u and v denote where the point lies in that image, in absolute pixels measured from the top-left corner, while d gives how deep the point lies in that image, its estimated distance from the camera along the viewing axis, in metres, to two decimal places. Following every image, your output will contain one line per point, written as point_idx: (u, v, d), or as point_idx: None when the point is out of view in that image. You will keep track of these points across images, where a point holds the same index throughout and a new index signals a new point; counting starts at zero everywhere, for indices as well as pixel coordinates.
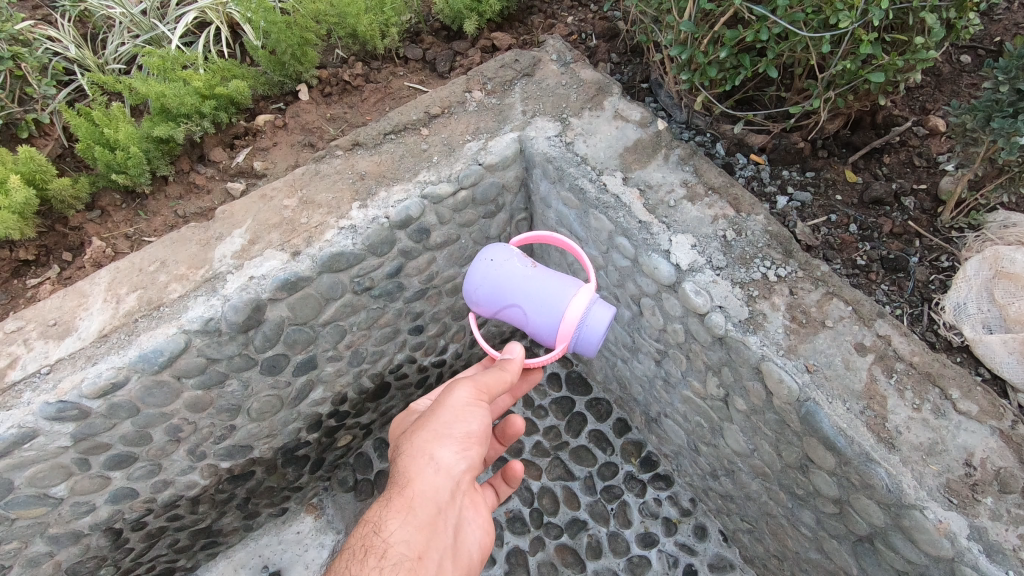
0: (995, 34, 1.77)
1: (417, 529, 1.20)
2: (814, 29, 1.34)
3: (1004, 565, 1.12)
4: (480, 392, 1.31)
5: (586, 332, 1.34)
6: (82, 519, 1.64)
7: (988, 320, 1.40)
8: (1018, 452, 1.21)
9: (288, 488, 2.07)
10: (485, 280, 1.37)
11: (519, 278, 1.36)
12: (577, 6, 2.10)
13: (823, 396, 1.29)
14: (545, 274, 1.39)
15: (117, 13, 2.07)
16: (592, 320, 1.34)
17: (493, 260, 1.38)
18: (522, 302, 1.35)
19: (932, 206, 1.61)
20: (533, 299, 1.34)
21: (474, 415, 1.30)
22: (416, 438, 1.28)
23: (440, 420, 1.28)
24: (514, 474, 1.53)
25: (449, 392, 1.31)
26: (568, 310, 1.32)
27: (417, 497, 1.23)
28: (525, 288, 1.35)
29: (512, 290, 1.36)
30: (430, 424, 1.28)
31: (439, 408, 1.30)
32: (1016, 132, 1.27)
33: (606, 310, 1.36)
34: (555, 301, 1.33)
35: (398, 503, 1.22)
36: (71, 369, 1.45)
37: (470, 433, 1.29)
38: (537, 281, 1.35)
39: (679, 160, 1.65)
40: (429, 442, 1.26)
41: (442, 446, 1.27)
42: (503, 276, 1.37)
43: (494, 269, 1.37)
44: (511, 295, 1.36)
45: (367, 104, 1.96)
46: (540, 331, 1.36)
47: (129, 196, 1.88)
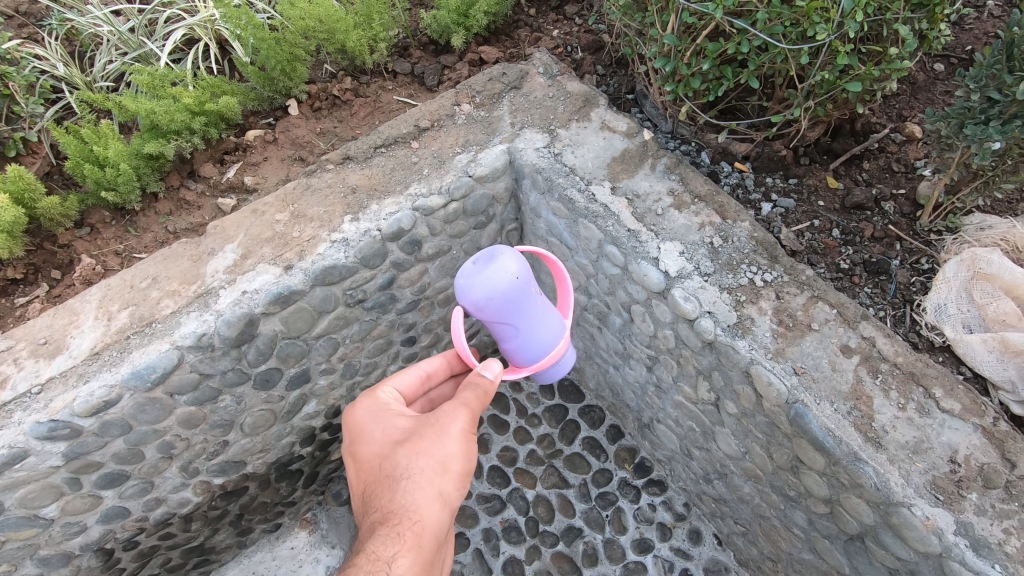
0: (966, 43, 1.84)
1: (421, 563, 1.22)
2: (792, 41, 1.37)
3: (991, 559, 1.15)
4: (475, 423, 1.35)
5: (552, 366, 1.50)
6: (74, 540, 1.62)
7: (968, 321, 1.44)
8: (1001, 448, 1.24)
9: (282, 503, 2.05)
10: (504, 297, 1.29)
11: (530, 302, 1.34)
12: (562, 20, 2.15)
13: (811, 398, 1.31)
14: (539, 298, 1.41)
15: (105, 32, 2.08)
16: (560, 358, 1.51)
17: (518, 277, 1.28)
18: (520, 326, 1.37)
19: (911, 211, 1.66)
20: (529, 325, 1.37)
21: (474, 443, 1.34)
22: (421, 469, 1.27)
23: (446, 454, 1.29)
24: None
25: (449, 419, 1.32)
26: (557, 348, 1.43)
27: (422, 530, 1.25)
28: (526, 312, 1.35)
29: (520, 313, 1.34)
30: (438, 458, 1.28)
31: (443, 437, 1.31)
32: (987, 139, 1.31)
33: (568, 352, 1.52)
34: (550, 338, 1.42)
35: (409, 541, 1.23)
36: (62, 388, 1.43)
37: (468, 464, 1.33)
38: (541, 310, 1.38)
39: (666, 169, 1.68)
40: (438, 477, 1.27)
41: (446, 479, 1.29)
42: (520, 297, 1.32)
43: (516, 288, 1.29)
44: (516, 317, 1.35)
45: (357, 118, 1.98)
46: (522, 356, 1.43)
47: (118, 213, 1.88)
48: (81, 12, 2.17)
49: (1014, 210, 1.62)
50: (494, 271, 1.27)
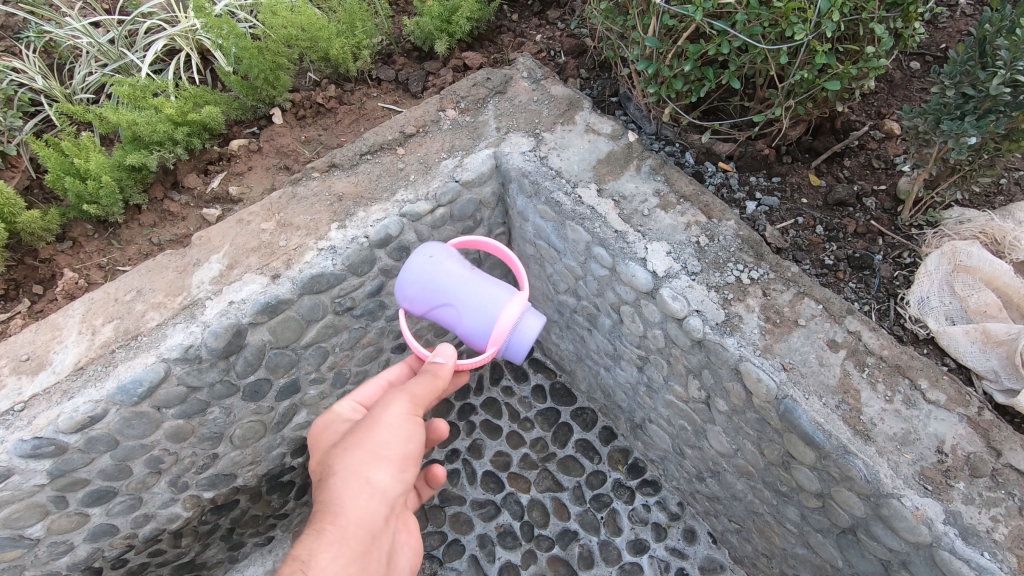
0: (940, 42, 1.87)
1: (348, 565, 1.18)
2: (772, 41, 1.40)
3: (980, 547, 1.16)
4: (414, 406, 1.33)
5: (518, 338, 1.44)
6: (61, 559, 1.59)
7: (951, 313, 1.47)
8: (987, 437, 1.26)
9: (274, 515, 2.02)
10: (439, 270, 1.45)
11: (469, 282, 1.43)
12: (545, 25, 2.16)
13: (800, 393, 1.33)
14: (479, 279, 1.46)
15: (83, 43, 2.06)
16: (534, 320, 1.46)
17: (432, 259, 1.46)
18: (471, 308, 1.42)
19: (892, 206, 1.68)
20: (467, 304, 1.42)
21: (415, 433, 1.34)
22: (351, 460, 1.27)
23: (377, 441, 1.28)
24: (436, 478, 1.58)
25: (388, 405, 1.32)
26: (504, 313, 1.40)
27: (348, 527, 1.22)
28: (460, 293, 1.43)
29: (457, 288, 1.43)
30: (369, 445, 1.28)
31: (377, 425, 1.30)
32: (964, 134, 1.33)
33: (539, 320, 1.47)
34: (492, 303, 1.41)
35: (331, 533, 1.20)
36: (45, 404, 1.41)
37: (404, 453, 1.30)
38: (482, 285, 1.43)
39: (651, 170, 1.69)
40: (365, 464, 1.26)
41: (377, 467, 1.26)
42: (454, 274, 1.44)
43: (448, 265, 1.46)
44: (454, 293, 1.43)
45: (341, 125, 1.97)
46: (474, 332, 1.43)
47: (101, 226, 1.86)
48: (59, 24, 2.15)
49: (992, 203, 1.65)
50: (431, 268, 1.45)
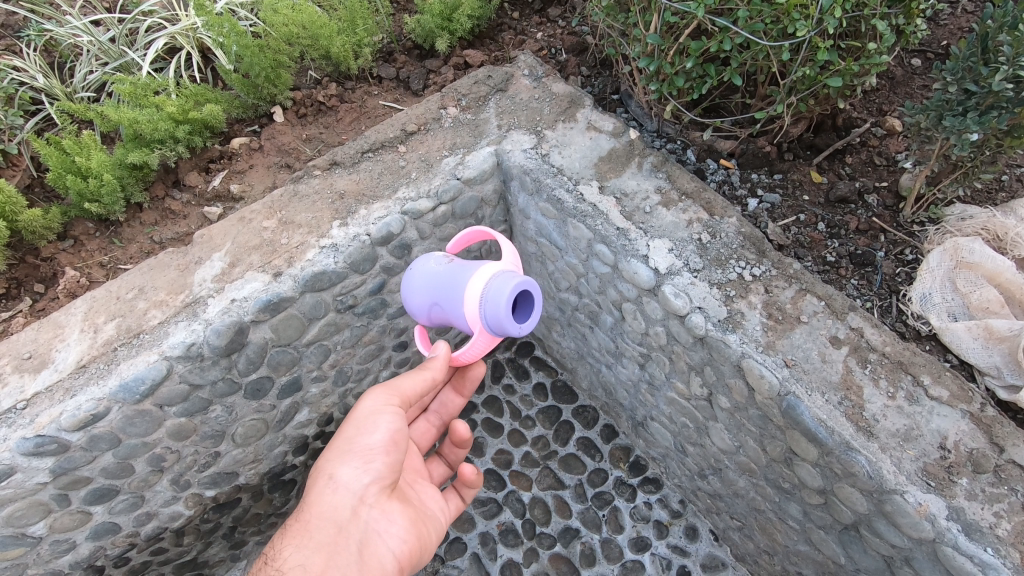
0: (941, 38, 1.88)
1: (314, 553, 1.35)
2: (774, 38, 1.40)
3: (983, 543, 1.16)
4: (388, 399, 1.48)
5: (490, 300, 1.32)
6: (63, 557, 1.59)
7: (953, 309, 1.47)
8: (989, 433, 1.26)
9: (275, 514, 2.03)
10: (414, 275, 1.48)
11: (440, 274, 1.44)
12: (546, 23, 2.16)
13: (802, 389, 1.33)
14: (458, 264, 1.45)
15: (84, 42, 2.06)
16: (504, 280, 1.33)
17: (410, 269, 1.51)
18: (446, 298, 1.41)
19: (894, 203, 1.68)
20: (444, 290, 1.42)
21: (379, 426, 1.45)
22: (326, 459, 1.45)
23: (345, 437, 1.46)
24: (469, 478, 1.65)
25: (361, 403, 1.49)
26: (470, 286, 1.36)
27: (318, 520, 1.39)
28: (439, 282, 1.44)
29: (432, 286, 1.44)
30: (339, 442, 1.46)
31: (349, 423, 1.47)
32: (966, 130, 1.33)
33: (515, 281, 1.33)
34: (459, 283, 1.38)
35: (300, 527, 1.39)
36: (48, 402, 1.41)
37: (371, 444, 1.44)
38: (451, 271, 1.43)
39: (652, 167, 1.69)
40: (333, 460, 1.43)
41: (343, 462, 1.42)
42: (428, 273, 1.46)
43: (422, 266, 1.48)
44: (430, 294, 1.44)
45: (343, 123, 1.97)
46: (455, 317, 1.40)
47: (102, 224, 1.86)
48: (60, 23, 2.15)
49: (993, 199, 1.65)
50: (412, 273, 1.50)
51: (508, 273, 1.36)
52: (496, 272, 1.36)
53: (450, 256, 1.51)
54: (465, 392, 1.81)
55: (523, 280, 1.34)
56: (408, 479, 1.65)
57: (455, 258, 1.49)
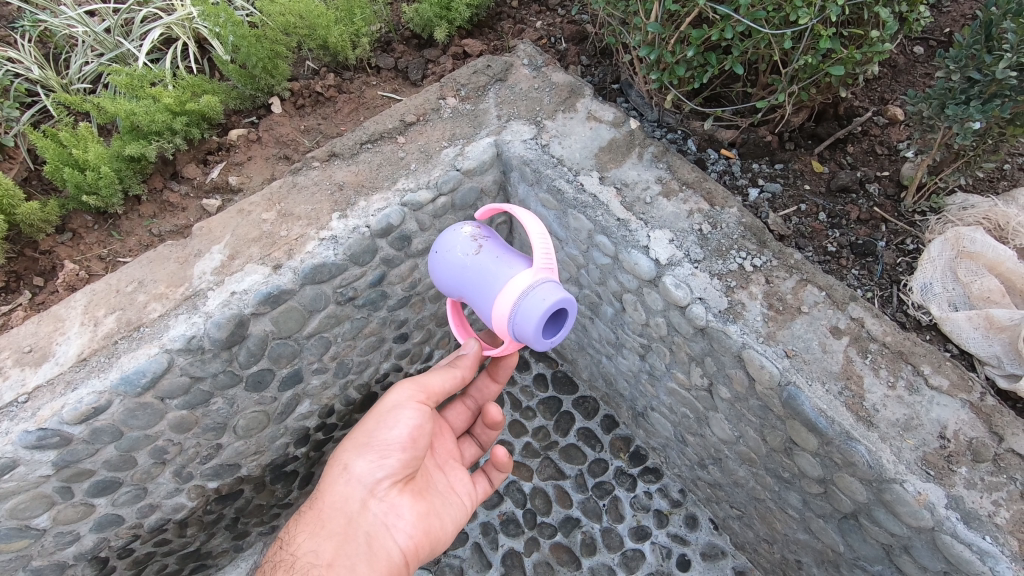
0: (944, 26, 1.86)
1: (326, 540, 1.42)
2: (776, 26, 1.39)
3: (981, 531, 1.17)
4: (414, 394, 1.47)
5: (518, 321, 1.26)
6: (67, 549, 1.61)
7: (954, 299, 1.47)
8: (989, 422, 1.26)
9: (278, 505, 2.04)
10: (441, 267, 1.41)
11: (468, 273, 1.36)
12: (545, 11, 2.13)
13: (803, 379, 1.33)
14: (489, 256, 1.36)
15: (79, 32, 2.04)
16: (530, 300, 1.25)
17: (436, 254, 1.43)
18: (475, 298, 1.36)
19: (895, 192, 1.68)
20: (476, 287, 1.35)
21: (399, 421, 1.44)
22: (346, 448, 1.49)
23: (364, 428, 1.48)
24: (500, 460, 1.61)
25: (386, 397, 1.49)
26: (497, 304, 1.29)
27: (331, 509, 1.44)
28: (468, 276, 1.36)
29: (459, 283, 1.38)
30: (358, 433, 1.48)
31: (371, 415, 1.48)
32: (969, 118, 1.33)
33: (546, 298, 1.24)
34: (489, 291, 1.31)
35: (313, 515, 1.45)
36: (50, 395, 1.41)
37: (386, 440, 1.44)
38: (478, 274, 1.34)
39: (653, 157, 1.68)
40: (350, 451, 1.46)
41: (359, 454, 1.45)
42: (456, 266, 1.38)
43: (448, 253, 1.40)
44: (459, 290, 1.40)
45: (342, 114, 1.96)
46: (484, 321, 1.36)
47: (101, 217, 1.85)
48: (54, 13, 2.13)
49: (995, 188, 1.64)
50: (443, 252, 1.41)
51: (537, 289, 1.25)
52: (528, 288, 1.26)
53: (479, 241, 1.40)
54: (501, 379, 1.76)
55: (552, 301, 1.24)
56: (433, 464, 1.64)
57: (485, 248, 1.37)
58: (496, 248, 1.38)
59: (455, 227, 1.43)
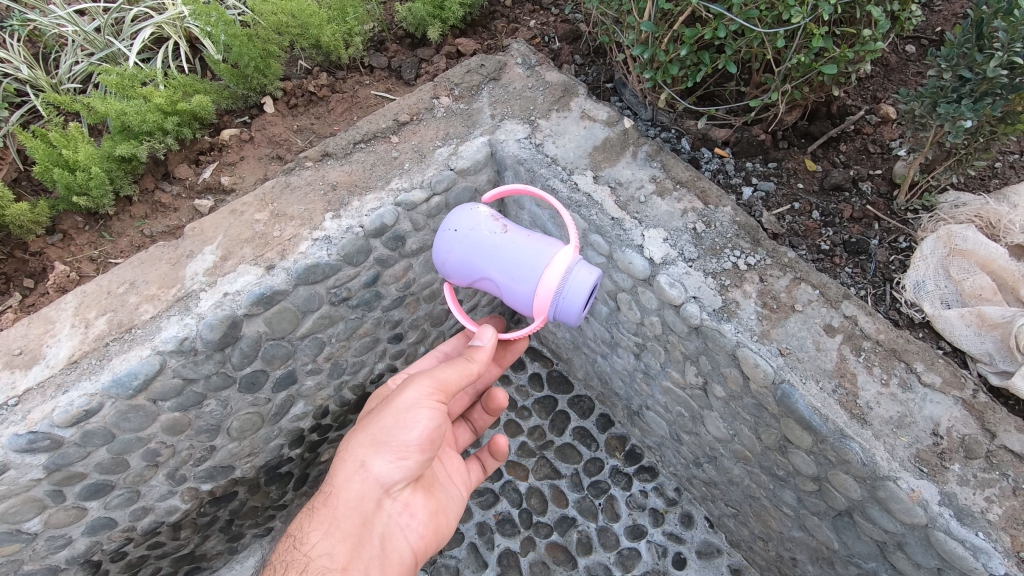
0: (936, 25, 1.87)
1: (340, 542, 1.37)
2: (768, 24, 1.38)
3: (974, 527, 1.18)
4: (433, 391, 1.38)
5: (564, 300, 1.32)
6: (59, 553, 1.59)
7: (946, 296, 1.47)
8: (981, 419, 1.27)
9: (273, 507, 2.03)
10: (465, 247, 1.36)
11: (502, 251, 1.34)
12: (538, 10, 2.13)
13: (797, 377, 1.33)
14: (517, 236, 1.37)
15: (69, 32, 2.02)
16: (575, 280, 1.31)
17: (456, 232, 1.37)
18: (506, 276, 1.34)
19: (888, 190, 1.69)
20: (511, 264, 1.33)
21: (421, 423, 1.36)
22: (358, 444, 1.39)
23: (381, 426, 1.38)
24: (498, 449, 1.66)
25: (402, 393, 1.39)
26: (541, 282, 1.30)
27: (345, 508, 1.38)
28: (501, 253, 1.34)
29: (490, 262, 1.35)
30: (372, 429, 1.38)
31: (387, 412, 1.38)
32: (960, 116, 1.34)
33: (589, 277, 1.33)
34: (530, 270, 1.32)
35: (325, 514, 1.39)
36: (40, 398, 1.40)
37: (406, 442, 1.36)
38: (514, 252, 1.34)
39: (647, 156, 1.68)
40: (366, 450, 1.37)
41: (377, 455, 1.37)
42: (487, 242, 1.35)
43: (472, 229, 1.36)
44: (488, 269, 1.36)
45: (334, 114, 1.95)
46: (517, 301, 1.36)
47: (91, 218, 1.83)
48: (43, 12, 2.11)
49: (987, 185, 1.65)
50: (464, 229, 1.37)
51: (580, 268, 1.32)
52: (572, 267, 1.32)
53: (501, 221, 1.39)
54: (505, 364, 1.77)
55: (594, 280, 1.33)
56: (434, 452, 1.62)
57: (511, 228, 1.37)
58: (519, 228, 1.39)
59: (471, 205, 1.40)
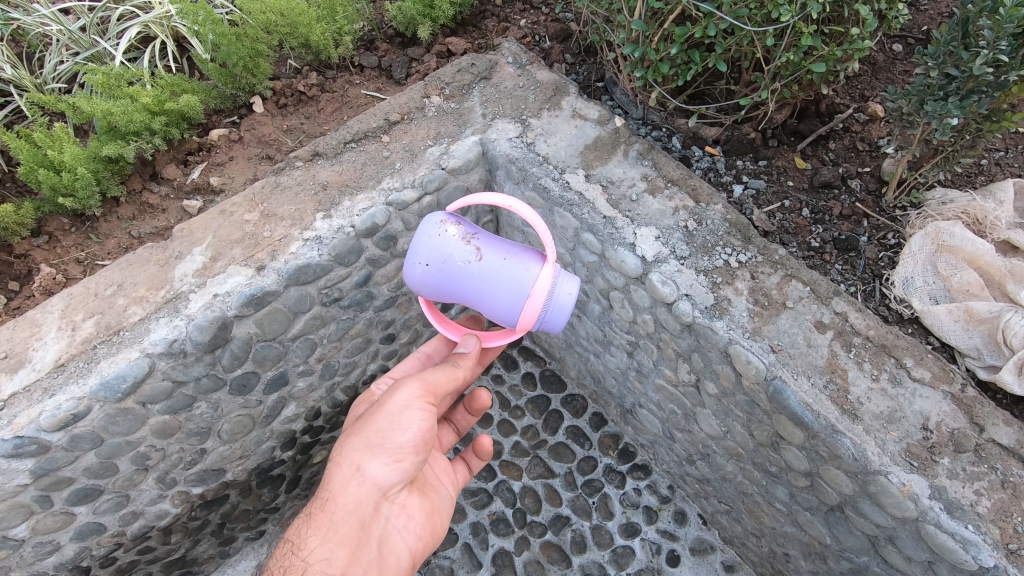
0: (922, 24, 1.89)
1: (339, 546, 1.35)
2: (758, 23, 1.40)
3: (964, 520, 1.19)
4: (423, 394, 1.38)
5: (549, 317, 1.34)
6: (47, 559, 1.57)
7: (934, 292, 1.49)
8: (970, 413, 1.28)
9: (265, 510, 2.01)
10: (441, 277, 1.29)
11: (481, 282, 1.29)
12: (529, 9, 2.13)
13: (789, 373, 1.34)
14: (493, 259, 1.29)
15: (53, 31, 2.00)
16: (558, 298, 1.33)
17: (428, 265, 1.28)
18: (488, 303, 1.31)
19: (877, 187, 1.70)
20: (490, 292, 1.29)
21: (417, 426, 1.35)
22: (351, 447, 1.37)
23: (374, 429, 1.36)
24: (484, 449, 1.66)
25: (393, 396, 1.37)
26: (527, 308, 1.29)
27: (341, 512, 1.36)
28: (479, 282, 1.29)
29: (470, 291, 1.31)
30: (365, 433, 1.36)
31: (379, 415, 1.36)
32: (947, 114, 1.36)
33: (572, 291, 1.34)
34: (512, 296, 1.29)
35: (321, 519, 1.36)
36: (26, 403, 1.38)
37: (401, 444, 1.35)
38: (494, 282, 1.28)
39: (638, 155, 1.69)
40: (361, 454, 1.35)
41: (372, 458, 1.35)
42: (463, 273, 1.28)
43: (445, 259, 1.28)
44: (469, 297, 1.32)
45: (324, 114, 1.94)
46: (501, 322, 1.36)
47: (78, 219, 1.81)
48: (26, 11, 2.08)
49: (973, 182, 1.67)
50: (436, 259, 1.28)
51: (560, 284, 1.33)
52: (554, 287, 1.31)
53: (473, 242, 1.29)
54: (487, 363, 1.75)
55: (575, 293, 1.34)
56: None
57: (485, 251, 1.29)
58: (493, 246, 1.31)
59: (438, 229, 1.29)
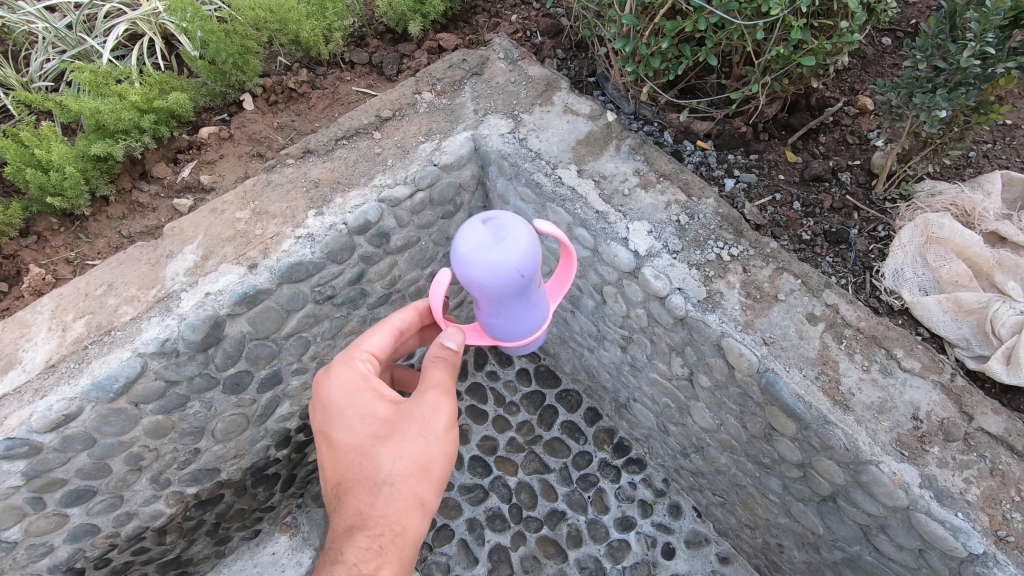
0: (911, 17, 1.90)
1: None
2: (748, 17, 1.41)
3: (954, 508, 1.20)
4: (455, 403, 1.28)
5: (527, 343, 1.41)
6: (41, 561, 1.57)
7: (923, 283, 1.50)
8: (959, 402, 1.30)
9: (260, 509, 1.99)
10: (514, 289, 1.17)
11: (529, 301, 1.25)
12: (520, 5, 2.13)
13: (781, 365, 1.35)
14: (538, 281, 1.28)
15: (39, 28, 1.98)
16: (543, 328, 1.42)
17: (523, 275, 1.14)
18: (516, 322, 1.28)
19: (867, 180, 1.71)
20: (527, 312, 1.27)
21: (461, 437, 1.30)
22: (402, 473, 1.21)
23: (429, 453, 1.22)
24: None
25: (435, 412, 1.24)
26: (537, 334, 1.34)
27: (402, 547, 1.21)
28: (529, 301, 1.25)
29: (517, 308, 1.23)
30: (421, 458, 1.21)
31: (428, 435, 1.23)
32: (936, 107, 1.36)
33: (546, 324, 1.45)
34: (534, 321, 1.31)
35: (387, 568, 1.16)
36: (17, 404, 1.36)
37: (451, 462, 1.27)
38: (534, 304, 1.27)
39: (630, 150, 1.69)
40: (420, 481, 1.22)
41: (430, 483, 1.23)
42: (528, 289, 1.21)
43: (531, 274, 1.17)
44: (506, 310, 1.24)
45: (315, 111, 1.93)
46: (502, 337, 1.32)
47: (67, 219, 1.80)
48: (12, 9, 2.06)
49: (962, 174, 1.68)
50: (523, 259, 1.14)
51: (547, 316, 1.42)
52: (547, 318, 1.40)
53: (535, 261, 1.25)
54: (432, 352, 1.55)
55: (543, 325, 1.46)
56: None
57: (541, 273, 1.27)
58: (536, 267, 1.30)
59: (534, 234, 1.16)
